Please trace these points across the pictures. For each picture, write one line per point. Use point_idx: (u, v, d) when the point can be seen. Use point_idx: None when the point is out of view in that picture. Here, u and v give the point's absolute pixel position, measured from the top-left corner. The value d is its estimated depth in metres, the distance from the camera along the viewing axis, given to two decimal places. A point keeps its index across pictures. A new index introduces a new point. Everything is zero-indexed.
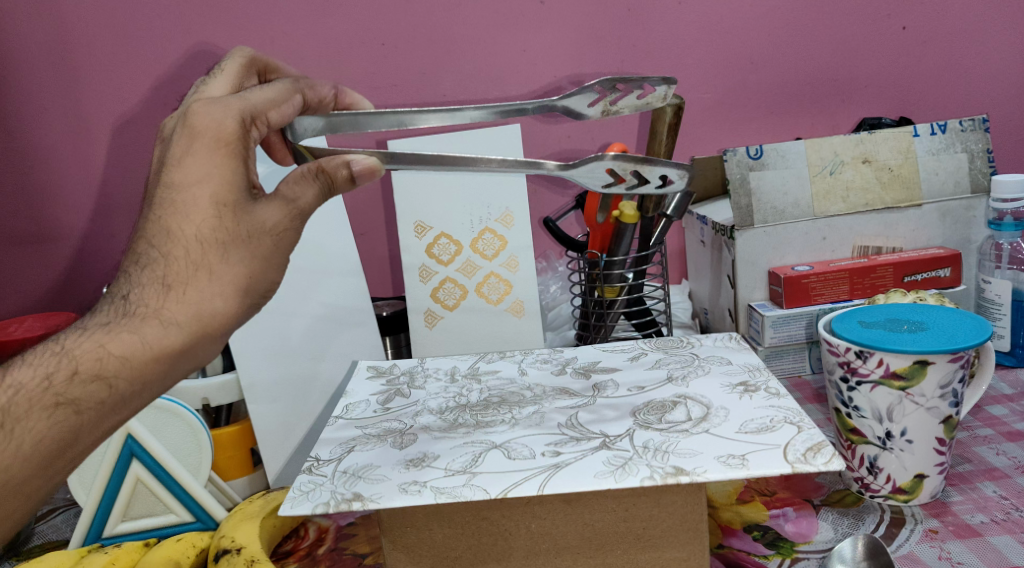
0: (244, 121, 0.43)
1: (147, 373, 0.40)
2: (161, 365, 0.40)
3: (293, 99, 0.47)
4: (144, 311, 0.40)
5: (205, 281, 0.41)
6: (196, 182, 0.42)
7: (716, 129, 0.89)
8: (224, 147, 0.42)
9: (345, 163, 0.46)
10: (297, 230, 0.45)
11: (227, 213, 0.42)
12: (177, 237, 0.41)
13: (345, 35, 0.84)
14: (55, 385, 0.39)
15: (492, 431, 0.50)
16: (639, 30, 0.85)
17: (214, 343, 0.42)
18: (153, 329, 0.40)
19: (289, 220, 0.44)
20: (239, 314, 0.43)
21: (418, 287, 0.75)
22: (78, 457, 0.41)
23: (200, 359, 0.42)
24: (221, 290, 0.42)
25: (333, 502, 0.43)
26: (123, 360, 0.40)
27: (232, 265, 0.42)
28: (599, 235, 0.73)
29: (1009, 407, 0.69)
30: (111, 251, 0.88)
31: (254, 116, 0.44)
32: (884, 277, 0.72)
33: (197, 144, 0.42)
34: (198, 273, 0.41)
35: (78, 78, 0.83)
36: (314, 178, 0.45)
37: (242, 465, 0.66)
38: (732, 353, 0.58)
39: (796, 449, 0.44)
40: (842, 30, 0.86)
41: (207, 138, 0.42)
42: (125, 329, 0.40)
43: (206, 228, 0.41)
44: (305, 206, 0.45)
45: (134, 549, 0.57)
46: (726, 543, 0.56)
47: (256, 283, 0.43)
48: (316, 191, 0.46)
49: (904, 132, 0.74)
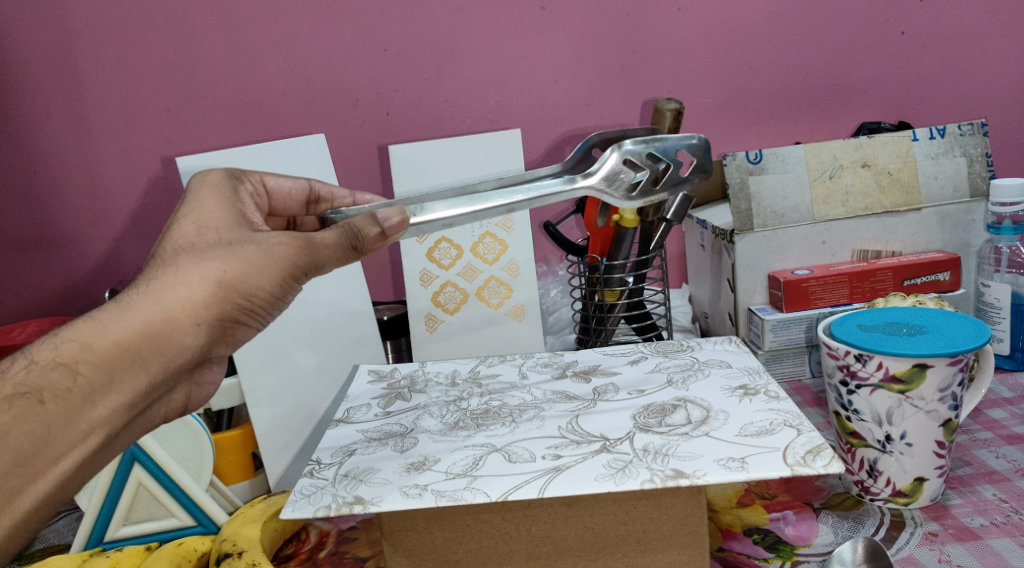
0: (233, 174, 0.51)
1: (112, 359, 0.41)
2: (127, 352, 0.41)
3: (297, 182, 0.55)
4: (112, 306, 0.42)
5: (173, 273, 0.43)
6: (186, 210, 0.46)
7: (716, 133, 0.89)
8: (216, 190, 0.48)
9: (373, 220, 0.46)
10: (293, 246, 0.44)
11: (209, 229, 0.45)
12: (157, 249, 0.44)
13: (346, 41, 0.84)
14: (20, 376, 0.39)
15: (493, 434, 0.50)
16: (639, 36, 0.85)
17: (188, 337, 0.43)
18: (116, 316, 0.41)
19: (286, 240, 0.45)
20: (211, 307, 0.43)
21: (419, 291, 0.75)
22: (51, 462, 0.40)
23: (171, 353, 0.42)
24: (188, 279, 0.43)
25: (334, 506, 0.43)
26: (86, 347, 0.40)
27: (202, 259, 0.43)
28: (599, 238, 0.73)
29: (1008, 410, 0.69)
30: (113, 258, 0.88)
31: (244, 173, 0.52)
32: (884, 281, 0.72)
33: (196, 191, 0.48)
34: (167, 268, 0.43)
35: (80, 84, 0.83)
36: (340, 225, 0.46)
37: (243, 469, 0.67)
38: (731, 356, 0.58)
39: (796, 452, 0.44)
40: (841, 35, 0.86)
41: (205, 186, 0.48)
42: (92, 322, 0.41)
43: (184, 237, 0.44)
44: (317, 240, 0.45)
45: (136, 553, 0.57)
46: (726, 546, 0.56)
47: (231, 277, 0.43)
48: (338, 235, 0.46)
49: (904, 137, 0.74)
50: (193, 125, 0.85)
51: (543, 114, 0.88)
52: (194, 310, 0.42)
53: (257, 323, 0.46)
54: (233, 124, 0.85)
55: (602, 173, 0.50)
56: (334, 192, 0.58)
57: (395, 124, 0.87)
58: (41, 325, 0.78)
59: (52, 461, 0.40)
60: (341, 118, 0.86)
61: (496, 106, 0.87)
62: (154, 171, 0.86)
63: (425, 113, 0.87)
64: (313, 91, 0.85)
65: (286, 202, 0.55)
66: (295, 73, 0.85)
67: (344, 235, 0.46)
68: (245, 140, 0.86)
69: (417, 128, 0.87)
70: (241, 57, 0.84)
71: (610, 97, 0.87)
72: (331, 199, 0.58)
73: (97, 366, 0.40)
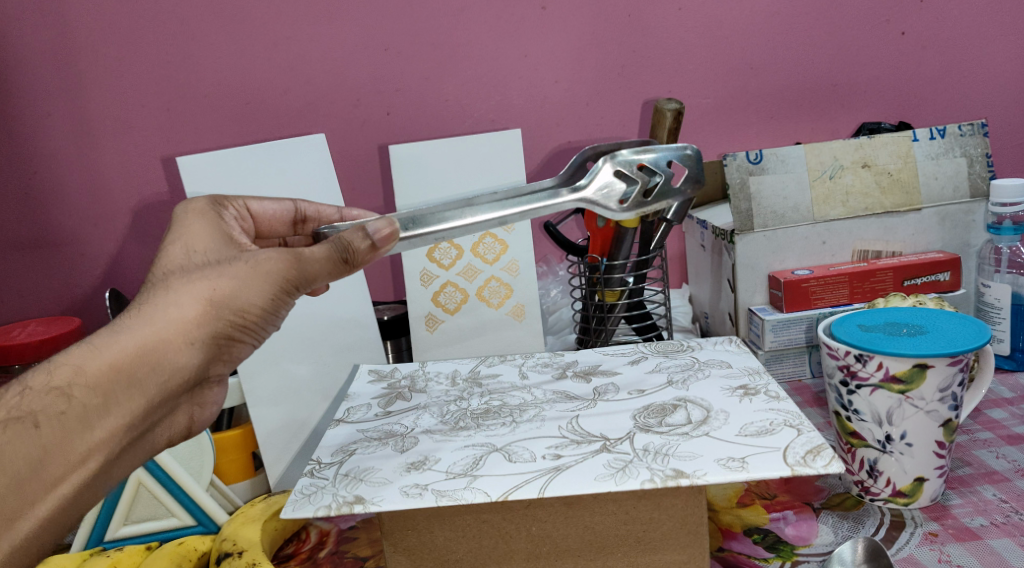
0: (217, 201, 0.51)
1: (104, 381, 0.41)
2: (119, 374, 0.41)
3: (285, 205, 0.56)
4: (105, 329, 0.42)
5: (164, 293, 0.43)
6: (177, 236, 0.47)
7: (717, 133, 0.89)
8: (205, 218, 0.49)
9: (363, 232, 0.46)
10: (283, 261, 0.44)
11: (199, 250, 0.45)
12: (150, 273, 0.45)
13: (347, 40, 0.84)
14: (13, 404, 0.40)
15: (493, 433, 0.50)
16: (640, 36, 0.85)
17: (182, 356, 0.43)
18: (108, 338, 0.42)
19: (276, 257, 0.45)
20: (203, 326, 0.43)
21: (419, 291, 0.75)
22: (49, 488, 0.40)
23: (163, 373, 0.42)
24: (179, 297, 0.43)
25: (335, 505, 0.43)
26: (77, 371, 0.41)
27: (193, 277, 0.43)
28: (599, 239, 0.72)
29: (1008, 410, 0.69)
30: (114, 258, 0.88)
31: (227, 199, 0.52)
32: (884, 281, 0.72)
33: (186, 216, 0.49)
34: (158, 288, 0.43)
35: (81, 83, 0.83)
36: (329, 240, 0.46)
37: (243, 469, 0.67)
38: (731, 356, 0.58)
39: (796, 452, 0.44)
40: (842, 35, 0.86)
41: (196, 213, 0.49)
42: (84, 346, 0.42)
43: (175, 258, 0.45)
44: (307, 254, 0.45)
45: (136, 552, 0.57)
46: (726, 546, 0.56)
47: (222, 293, 0.43)
48: (329, 249, 0.45)
49: (904, 137, 0.74)
50: (194, 125, 0.85)
51: (543, 114, 0.88)
52: (186, 328, 0.43)
53: (251, 339, 0.46)
54: (234, 124, 0.85)
55: (593, 185, 0.51)
56: (320, 209, 0.57)
57: (395, 124, 0.87)
58: (42, 326, 0.78)
59: (50, 486, 0.40)
60: (342, 118, 0.86)
61: (496, 106, 0.87)
62: (154, 170, 0.86)
63: (426, 113, 0.87)
64: (313, 91, 0.85)
65: (272, 224, 0.56)
66: (296, 73, 0.85)
67: (334, 248, 0.45)
68: (245, 140, 0.86)
69: (418, 128, 0.87)
70: (242, 56, 0.84)
71: (610, 97, 0.87)
72: (317, 217, 0.58)
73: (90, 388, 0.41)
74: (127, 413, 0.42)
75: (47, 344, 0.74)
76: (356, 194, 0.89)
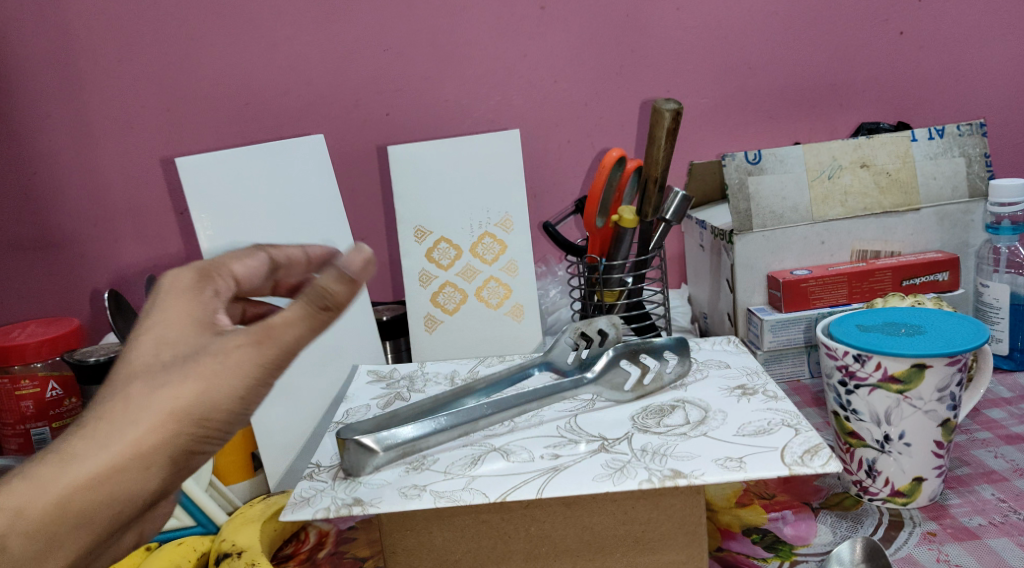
0: (205, 273, 0.40)
1: (49, 529, 0.33)
2: (70, 520, 0.34)
3: (256, 256, 0.43)
4: (49, 460, 0.34)
5: (122, 408, 0.34)
6: (143, 329, 0.36)
7: (716, 133, 0.89)
8: (184, 294, 0.38)
9: (334, 274, 0.37)
10: (253, 346, 0.36)
11: (170, 346, 0.36)
12: (108, 381, 0.35)
13: (346, 41, 0.84)
14: None
15: (491, 434, 0.50)
16: (639, 36, 0.85)
17: (147, 480, 0.35)
18: (52, 477, 0.33)
19: (251, 341, 0.36)
20: (168, 448, 0.35)
21: (418, 291, 0.76)
22: None
23: (125, 506, 0.35)
24: (141, 416, 0.34)
25: (333, 507, 0.43)
26: (16, 517, 0.33)
27: (159, 387, 0.35)
28: (599, 239, 0.73)
29: (1007, 410, 0.69)
30: (113, 258, 0.88)
31: (212, 269, 0.40)
32: (882, 281, 0.72)
33: (158, 299, 0.38)
34: (116, 401, 0.34)
35: (80, 84, 0.83)
36: (303, 295, 0.37)
37: (243, 469, 0.67)
38: (730, 357, 0.58)
39: (793, 451, 0.44)
40: (841, 35, 0.86)
41: (169, 293, 0.38)
42: (18, 484, 0.33)
43: (140, 360, 0.35)
44: (280, 331, 0.37)
45: (137, 553, 0.58)
46: (725, 546, 0.56)
47: (195, 402, 0.35)
48: (303, 309, 0.37)
49: (903, 137, 0.75)
50: (193, 126, 0.85)
51: (542, 114, 0.88)
52: (149, 451, 0.34)
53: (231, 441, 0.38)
54: (233, 125, 0.86)
55: None
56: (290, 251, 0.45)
57: (395, 124, 0.87)
58: (42, 327, 0.78)
59: None
60: (341, 118, 0.86)
61: (495, 107, 0.87)
62: (154, 171, 0.86)
63: (425, 113, 0.87)
64: (313, 91, 0.85)
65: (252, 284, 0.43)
66: (295, 74, 0.85)
67: (308, 307, 0.37)
68: (245, 141, 0.86)
69: (417, 128, 0.87)
70: (241, 57, 0.84)
71: (609, 97, 0.87)
72: (290, 262, 0.45)
73: (31, 535, 0.33)
74: (83, 550, 0.35)
75: (48, 344, 0.75)
76: (355, 195, 0.89)
